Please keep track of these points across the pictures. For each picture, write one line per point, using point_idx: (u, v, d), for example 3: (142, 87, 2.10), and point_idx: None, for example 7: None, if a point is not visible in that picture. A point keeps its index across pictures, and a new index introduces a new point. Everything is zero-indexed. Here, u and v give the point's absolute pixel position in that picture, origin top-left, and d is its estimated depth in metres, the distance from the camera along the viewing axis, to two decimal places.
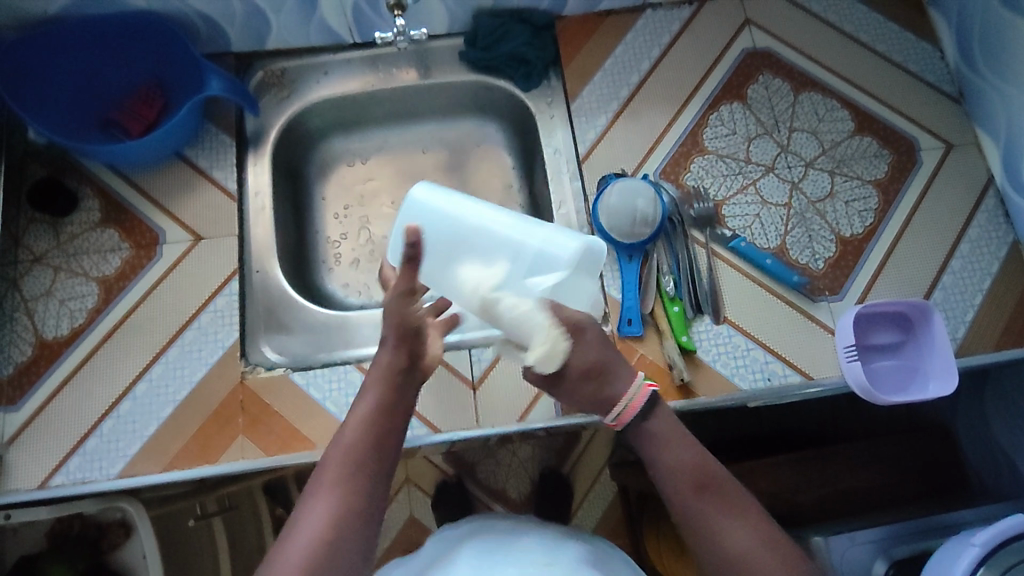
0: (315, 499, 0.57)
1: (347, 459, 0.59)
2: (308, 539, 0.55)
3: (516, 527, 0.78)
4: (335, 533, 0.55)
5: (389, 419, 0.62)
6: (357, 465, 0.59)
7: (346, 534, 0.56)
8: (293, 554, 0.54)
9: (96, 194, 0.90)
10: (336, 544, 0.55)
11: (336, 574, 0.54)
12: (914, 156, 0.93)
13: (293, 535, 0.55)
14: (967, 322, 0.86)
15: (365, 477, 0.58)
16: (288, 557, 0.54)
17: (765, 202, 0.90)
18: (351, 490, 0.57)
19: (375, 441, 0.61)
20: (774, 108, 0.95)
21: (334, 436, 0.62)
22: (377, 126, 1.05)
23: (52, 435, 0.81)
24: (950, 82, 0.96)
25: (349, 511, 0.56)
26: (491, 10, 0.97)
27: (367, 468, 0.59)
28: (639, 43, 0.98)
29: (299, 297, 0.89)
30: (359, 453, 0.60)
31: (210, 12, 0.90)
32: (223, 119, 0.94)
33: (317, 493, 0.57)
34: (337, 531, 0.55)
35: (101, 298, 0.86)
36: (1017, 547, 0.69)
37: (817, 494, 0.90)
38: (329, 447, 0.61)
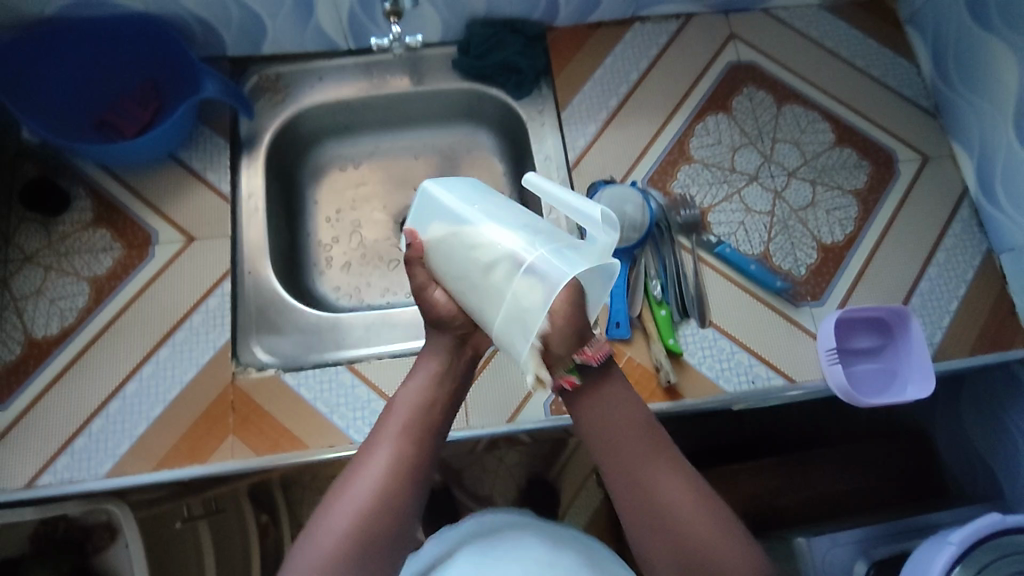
0: (377, 449, 0.65)
1: (408, 412, 0.67)
2: (366, 487, 0.62)
3: (514, 523, 0.79)
4: (393, 473, 0.63)
5: (441, 390, 0.69)
6: (412, 426, 0.66)
7: (398, 484, 0.63)
8: (356, 497, 0.62)
9: (89, 195, 0.91)
10: (392, 488, 0.62)
11: (392, 514, 0.62)
12: (892, 167, 0.96)
13: (357, 477, 0.63)
14: (943, 327, 0.88)
15: (417, 435, 0.66)
16: (346, 502, 0.62)
17: (750, 210, 0.93)
18: (405, 446, 0.65)
19: (427, 405, 0.68)
20: (758, 119, 0.98)
21: (395, 400, 0.69)
22: (370, 132, 1.07)
23: (40, 435, 0.80)
24: (926, 97, 0.99)
25: (402, 465, 0.64)
26: (484, 20, 0.99)
27: (420, 429, 0.66)
28: (627, 55, 1.00)
29: (291, 299, 0.90)
30: (413, 416, 0.67)
31: (207, 16, 0.91)
32: (217, 122, 0.95)
33: (376, 447, 0.65)
34: (394, 476, 0.63)
35: (92, 298, 0.86)
36: (993, 544, 0.71)
37: (797, 497, 0.92)
38: (388, 410, 0.69)
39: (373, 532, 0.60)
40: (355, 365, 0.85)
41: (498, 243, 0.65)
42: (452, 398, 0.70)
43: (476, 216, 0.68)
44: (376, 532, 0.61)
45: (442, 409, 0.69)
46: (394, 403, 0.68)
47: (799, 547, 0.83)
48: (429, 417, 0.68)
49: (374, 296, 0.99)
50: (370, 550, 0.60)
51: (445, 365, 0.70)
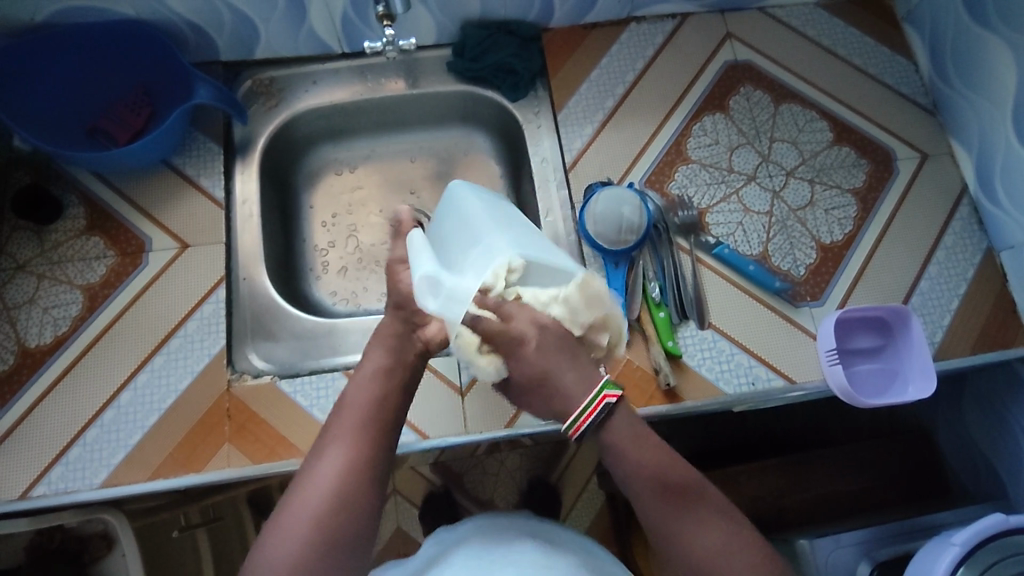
0: (328, 453, 0.62)
1: (357, 412, 0.65)
2: (321, 487, 0.60)
3: (515, 526, 0.78)
4: (345, 474, 0.61)
5: (391, 385, 0.67)
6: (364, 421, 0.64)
7: (356, 480, 0.61)
8: (309, 502, 0.59)
9: (82, 202, 0.90)
10: (345, 489, 0.60)
11: (348, 517, 0.59)
12: (891, 165, 0.95)
13: (308, 483, 0.61)
14: (944, 326, 0.88)
15: (370, 427, 0.64)
16: (303, 504, 0.60)
17: (748, 210, 0.92)
18: (354, 446, 0.62)
19: (379, 398, 0.66)
20: (755, 118, 0.97)
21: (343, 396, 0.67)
22: (365, 135, 1.06)
23: (34, 445, 0.79)
24: (925, 94, 0.99)
25: (359, 461, 0.61)
26: (478, 21, 0.98)
27: (374, 423, 0.64)
28: (624, 55, 1.00)
29: (287, 305, 0.89)
30: (366, 411, 0.65)
31: (199, 21, 0.90)
32: (211, 127, 0.95)
33: (329, 445, 0.63)
34: (346, 478, 0.60)
35: (86, 306, 0.85)
36: (997, 545, 0.71)
37: (799, 499, 0.92)
38: (341, 408, 0.66)
39: (333, 532, 0.59)
40: (352, 371, 0.84)
41: (479, 223, 0.68)
42: (405, 388, 0.68)
43: (478, 203, 0.72)
44: (335, 532, 0.59)
45: (394, 405, 0.66)
46: (344, 404, 0.66)
47: (802, 549, 0.82)
48: (380, 412, 0.65)
49: (371, 300, 0.98)
50: (331, 551, 0.58)
51: (392, 356, 0.68)
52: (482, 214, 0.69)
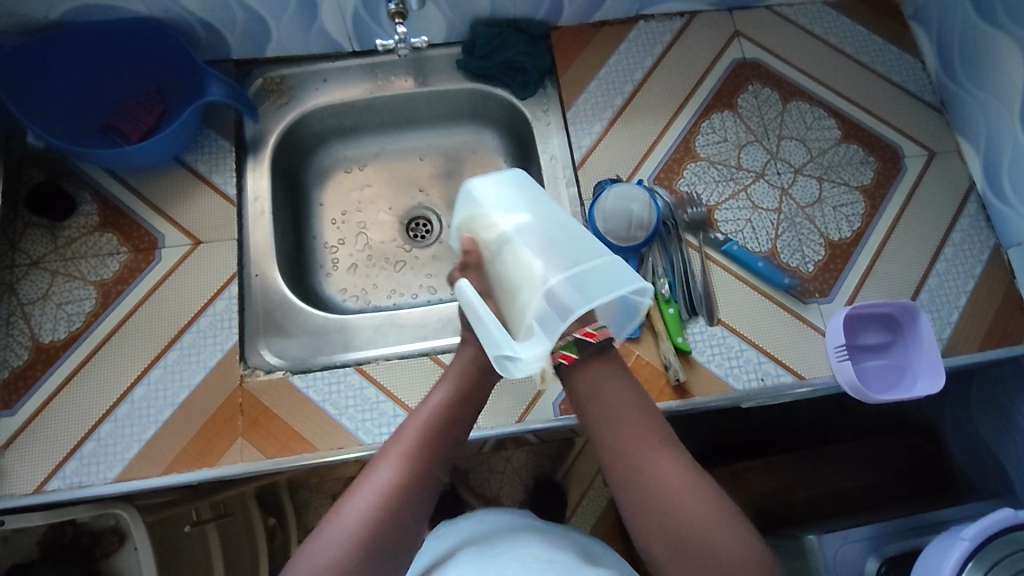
0: (386, 459, 0.67)
1: (422, 426, 0.69)
2: (363, 502, 0.63)
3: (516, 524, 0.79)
4: (402, 481, 0.64)
5: (461, 407, 0.71)
6: (424, 439, 0.68)
7: (399, 499, 0.64)
8: (362, 502, 0.63)
9: (95, 199, 0.91)
10: (400, 496, 0.64)
11: (396, 521, 0.63)
12: (898, 163, 0.96)
13: (365, 484, 0.65)
14: (952, 323, 0.88)
15: (423, 448, 0.67)
16: (349, 508, 0.63)
17: (756, 207, 0.93)
18: (414, 457, 0.66)
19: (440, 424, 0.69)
20: (763, 116, 0.98)
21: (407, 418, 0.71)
22: (374, 133, 1.06)
23: (48, 440, 0.80)
24: (932, 92, 0.99)
25: (410, 471, 0.65)
26: (488, 20, 0.99)
27: (428, 444, 0.68)
28: (632, 53, 1.00)
29: (298, 301, 0.90)
30: (422, 431, 0.69)
31: (211, 19, 0.91)
32: (222, 125, 0.95)
33: (380, 462, 0.66)
34: (401, 485, 0.64)
35: (99, 302, 0.86)
36: (1006, 540, 0.71)
37: (806, 496, 0.93)
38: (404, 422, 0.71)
39: (373, 536, 0.61)
40: (363, 366, 0.84)
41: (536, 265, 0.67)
42: (466, 415, 0.72)
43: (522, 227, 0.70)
44: (378, 535, 0.61)
45: (458, 425, 0.70)
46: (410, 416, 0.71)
47: (810, 545, 0.82)
48: (443, 430, 0.69)
49: (381, 297, 0.99)
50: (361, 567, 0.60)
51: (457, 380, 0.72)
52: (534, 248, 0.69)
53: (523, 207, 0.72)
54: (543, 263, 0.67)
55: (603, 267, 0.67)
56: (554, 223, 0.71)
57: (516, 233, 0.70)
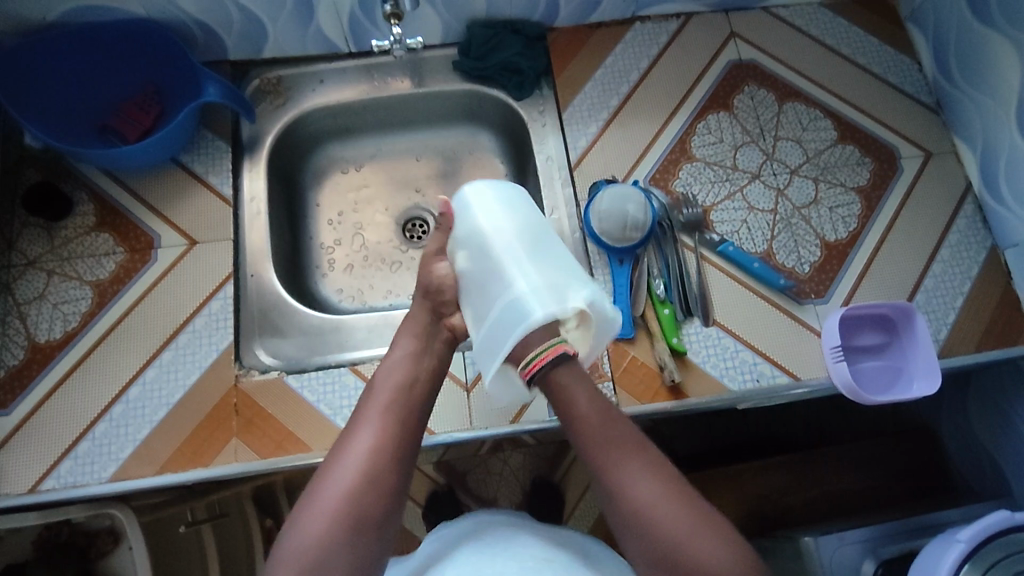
0: (362, 426, 0.67)
1: (392, 389, 0.70)
2: (349, 466, 0.63)
3: (516, 524, 0.78)
4: (382, 444, 0.65)
5: (421, 369, 0.73)
6: (394, 403, 0.69)
7: (383, 460, 0.65)
8: (346, 470, 0.63)
9: (92, 199, 0.91)
10: (381, 459, 0.64)
11: (382, 484, 0.63)
12: (894, 164, 0.95)
13: (347, 452, 0.65)
14: (949, 324, 0.88)
15: (399, 410, 0.69)
16: (335, 477, 0.63)
17: (752, 208, 0.93)
18: (389, 422, 0.67)
19: (409, 385, 0.71)
20: (759, 117, 0.98)
21: (373, 382, 0.72)
22: (371, 134, 1.07)
23: (44, 439, 0.80)
24: (928, 93, 0.99)
25: (388, 435, 0.66)
26: (484, 21, 0.99)
27: (401, 406, 0.69)
28: (629, 54, 1.00)
29: (293, 302, 0.90)
30: (395, 392, 0.70)
31: (207, 20, 0.91)
32: (219, 125, 0.96)
33: (358, 427, 0.67)
34: (382, 448, 0.65)
35: (95, 302, 0.86)
36: (1001, 542, 0.71)
37: (802, 498, 0.93)
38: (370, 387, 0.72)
39: (363, 501, 0.62)
40: (358, 367, 0.84)
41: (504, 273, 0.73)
42: (432, 376, 0.73)
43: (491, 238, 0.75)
44: (367, 500, 0.62)
45: (422, 387, 0.72)
46: (376, 381, 0.72)
47: (806, 547, 0.82)
48: (410, 393, 0.70)
49: (378, 298, 0.99)
50: (360, 528, 0.61)
51: (421, 344, 0.75)
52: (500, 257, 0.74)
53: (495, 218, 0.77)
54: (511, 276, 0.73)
55: (505, 305, 0.72)
56: (483, 250, 0.76)
57: (456, 269, 0.78)
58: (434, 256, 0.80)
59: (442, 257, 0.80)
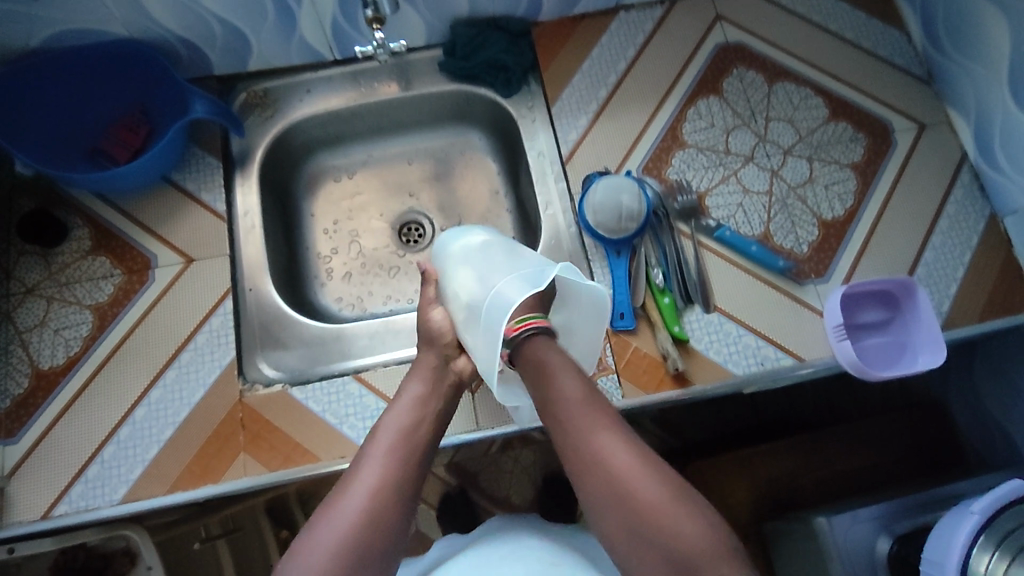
0: (365, 469, 0.66)
1: (398, 434, 0.69)
2: (350, 510, 0.62)
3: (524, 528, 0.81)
4: (384, 490, 0.64)
5: (427, 414, 0.72)
6: (399, 446, 0.68)
7: (383, 500, 0.64)
8: (346, 513, 0.62)
9: (86, 223, 0.91)
10: (382, 505, 0.63)
11: (380, 532, 0.62)
12: (888, 138, 0.95)
13: (348, 495, 0.64)
14: (951, 296, 0.88)
15: (404, 451, 0.68)
16: (333, 521, 0.62)
17: (747, 191, 0.92)
18: (393, 467, 0.66)
19: (413, 427, 0.70)
20: (749, 99, 0.97)
21: (381, 421, 0.71)
22: (361, 140, 1.06)
23: (54, 465, 0.80)
24: (919, 65, 0.98)
25: (391, 481, 0.65)
26: (467, 20, 0.98)
27: (406, 446, 0.68)
28: (614, 44, 1.00)
29: (293, 312, 0.90)
30: (399, 437, 0.69)
31: (190, 36, 0.91)
32: (208, 141, 0.95)
33: (362, 468, 0.66)
34: (383, 495, 0.64)
35: (96, 325, 0.86)
36: (1015, 512, 0.70)
37: (815, 478, 0.94)
38: (376, 428, 0.71)
39: (359, 547, 0.61)
40: (362, 374, 0.85)
41: (479, 284, 0.77)
42: (438, 420, 0.73)
43: (468, 262, 0.79)
44: (363, 545, 0.61)
45: (427, 434, 0.70)
46: (382, 423, 0.70)
47: (820, 527, 0.82)
48: (415, 439, 0.69)
49: (377, 304, 0.99)
50: (355, 561, 0.60)
51: (429, 388, 0.74)
52: (476, 273, 0.78)
53: (468, 246, 0.81)
54: (484, 282, 0.77)
55: (492, 297, 0.74)
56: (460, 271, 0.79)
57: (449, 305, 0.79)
58: (430, 302, 0.80)
59: (439, 303, 0.80)
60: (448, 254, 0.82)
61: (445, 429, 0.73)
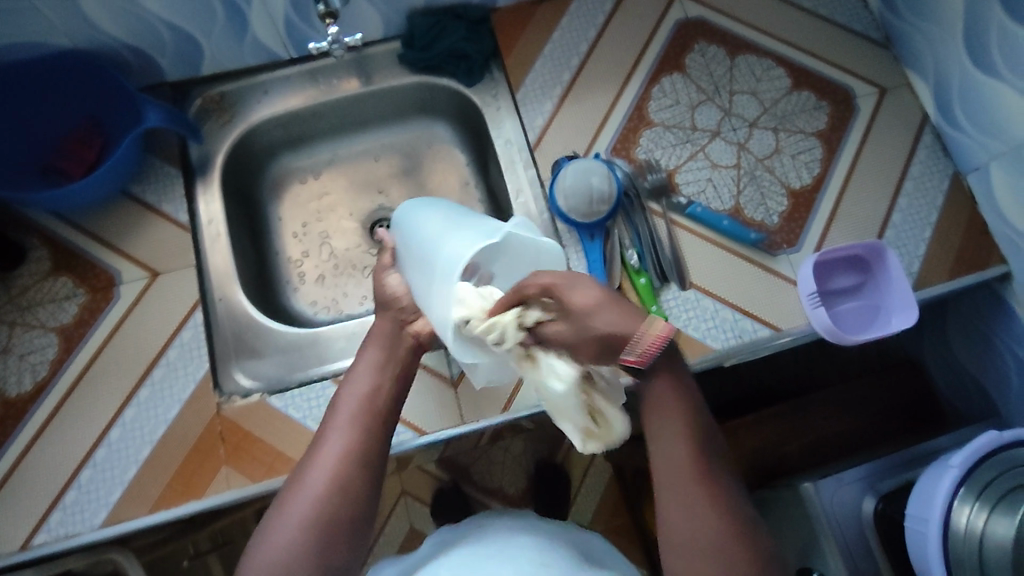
0: (325, 442, 0.64)
1: (357, 402, 0.67)
2: (313, 484, 0.61)
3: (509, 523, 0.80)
4: (346, 461, 0.63)
5: (385, 377, 0.69)
6: (359, 414, 0.66)
7: (346, 471, 0.62)
8: (309, 488, 0.61)
9: (44, 243, 0.88)
10: (345, 475, 0.62)
11: (346, 502, 0.61)
12: (851, 104, 0.95)
13: (311, 470, 0.62)
14: (920, 256, 0.89)
15: (363, 417, 0.66)
16: (297, 498, 0.61)
17: (715, 166, 0.92)
18: (353, 437, 0.64)
19: (372, 393, 0.68)
20: (712, 74, 0.97)
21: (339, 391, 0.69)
22: (325, 140, 1.04)
23: (30, 494, 0.78)
24: (876, 29, 0.99)
25: (354, 450, 0.63)
26: (424, 10, 0.96)
27: (367, 414, 0.66)
28: (574, 26, 0.99)
29: (266, 320, 0.88)
30: (359, 405, 0.67)
31: (138, 43, 0.88)
32: (165, 150, 0.93)
33: (323, 442, 0.64)
34: (345, 465, 0.62)
35: (62, 347, 0.84)
36: (994, 462, 0.72)
37: (801, 445, 0.95)
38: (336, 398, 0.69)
39: (324, 521, 0.60)
40: (341, 378, 0.83)
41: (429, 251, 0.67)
42: (397, 389, 0.70)
43: (419, 231, 0.70)
44: (328, 519, 0.60)
45: (387, 399, 0.68)
46: (341, 392, 0.68)
47: (806, 493, 0.83)
48: (375, 405, 0.67)
49: (353, 305, 0.98)
50: (321, 542, 0.59)
51: (386, 351, 0.70)
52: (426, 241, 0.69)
53: (420, 216, 0.72)
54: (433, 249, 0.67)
55: (441, 262, 0.64)
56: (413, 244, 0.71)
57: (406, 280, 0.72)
58: (386, 267, 0.75)
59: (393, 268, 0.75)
60: (401, 227, 0.74)
61: (406, 391, 0.71)
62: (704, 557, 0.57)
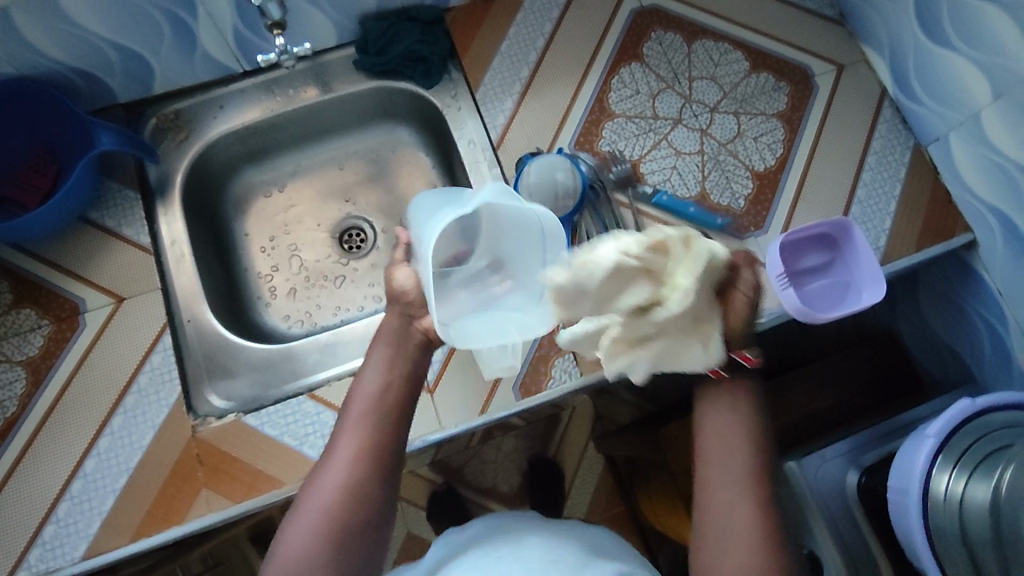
0: (340, 442, 0.64)
1: (370, 399, 0.66)
2: (329, 485, 0.61)
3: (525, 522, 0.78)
4: (360, 460, 0.62)
5: (396, 373, 0.69)
6: (371, 411, 0.66)
7: (361, 470, 0.62)
8: (325, 489, 0.61)
9: (4, 276, 0.86)
10: (361, 474, 0.61)
11: (364, 503, 0.60)
12: (809, 83, 0.96)
13: (327, 471, 0.62)
14: (886, 230, 0.90)
15: (376, 416, 0.65)
16: (314, 499, 0.60)
17: (679, 153, 0.92)
18: (366, 435, 0.64)
19: (384, 390, 0.67)
20: (671, 61, 0.97)
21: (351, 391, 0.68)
22: (287, 152, 1.03)
23: (7, 531, 0.77)
24: (830, 6, 0.99)
25: (368, 448, 0.63)
26: (376, 14, 0.95)
27: (379, 412, 0.66)
28: (530, 21, 0.98)
29: (236, 339, 0.87)
30: (370, 402, 0.66)
31: (85, 66, 0.86)
32: (122, 173, 0.91)
33: (337, 442, 0.64)
34: (361, 463, 0.62)
35: (30, 381, 0.82)
36: (969, 429, 0.73)
37: (782, 425, 0.95)
38: (349, 398, 0.68)
39: (343, 522, 0.59)
40: (316, 392, 0.83)
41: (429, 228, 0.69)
42: (408, 386, 0.69)
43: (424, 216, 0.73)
44: (347, 519, 0.59)
45: (401, 396, 0.68)
46: (353, 392, 0.68)
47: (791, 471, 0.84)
48: (386, 401, 0.67)
49: (326, 316, 0.97)
50: (342, 544, 0.59)
51: (395, 347, 0.70)
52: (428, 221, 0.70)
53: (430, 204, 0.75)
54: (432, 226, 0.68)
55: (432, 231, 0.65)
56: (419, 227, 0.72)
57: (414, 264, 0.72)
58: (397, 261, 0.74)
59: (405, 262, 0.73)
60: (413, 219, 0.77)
61: (418, 387, 0.70)
62: (745, 559, 0.58)
